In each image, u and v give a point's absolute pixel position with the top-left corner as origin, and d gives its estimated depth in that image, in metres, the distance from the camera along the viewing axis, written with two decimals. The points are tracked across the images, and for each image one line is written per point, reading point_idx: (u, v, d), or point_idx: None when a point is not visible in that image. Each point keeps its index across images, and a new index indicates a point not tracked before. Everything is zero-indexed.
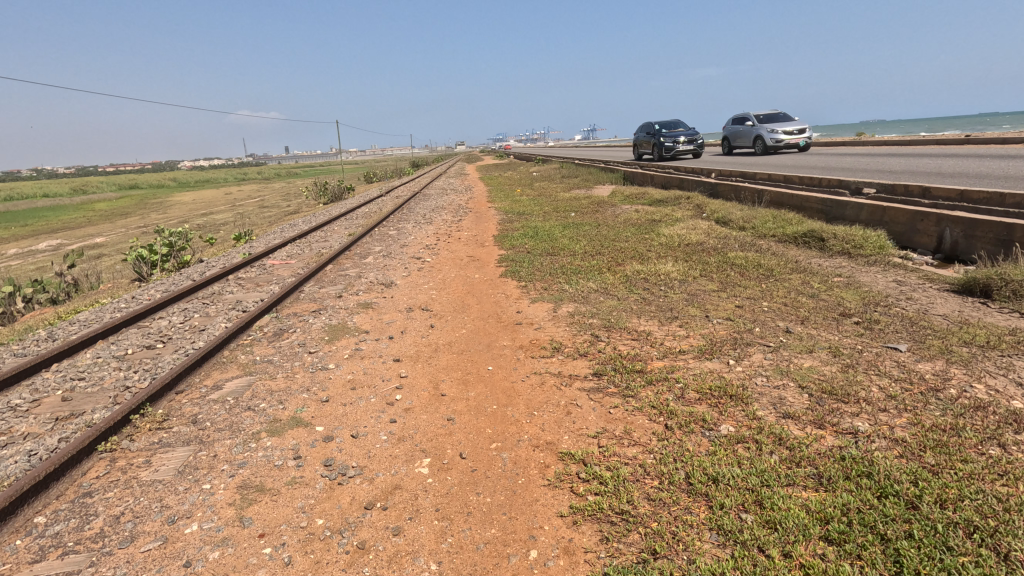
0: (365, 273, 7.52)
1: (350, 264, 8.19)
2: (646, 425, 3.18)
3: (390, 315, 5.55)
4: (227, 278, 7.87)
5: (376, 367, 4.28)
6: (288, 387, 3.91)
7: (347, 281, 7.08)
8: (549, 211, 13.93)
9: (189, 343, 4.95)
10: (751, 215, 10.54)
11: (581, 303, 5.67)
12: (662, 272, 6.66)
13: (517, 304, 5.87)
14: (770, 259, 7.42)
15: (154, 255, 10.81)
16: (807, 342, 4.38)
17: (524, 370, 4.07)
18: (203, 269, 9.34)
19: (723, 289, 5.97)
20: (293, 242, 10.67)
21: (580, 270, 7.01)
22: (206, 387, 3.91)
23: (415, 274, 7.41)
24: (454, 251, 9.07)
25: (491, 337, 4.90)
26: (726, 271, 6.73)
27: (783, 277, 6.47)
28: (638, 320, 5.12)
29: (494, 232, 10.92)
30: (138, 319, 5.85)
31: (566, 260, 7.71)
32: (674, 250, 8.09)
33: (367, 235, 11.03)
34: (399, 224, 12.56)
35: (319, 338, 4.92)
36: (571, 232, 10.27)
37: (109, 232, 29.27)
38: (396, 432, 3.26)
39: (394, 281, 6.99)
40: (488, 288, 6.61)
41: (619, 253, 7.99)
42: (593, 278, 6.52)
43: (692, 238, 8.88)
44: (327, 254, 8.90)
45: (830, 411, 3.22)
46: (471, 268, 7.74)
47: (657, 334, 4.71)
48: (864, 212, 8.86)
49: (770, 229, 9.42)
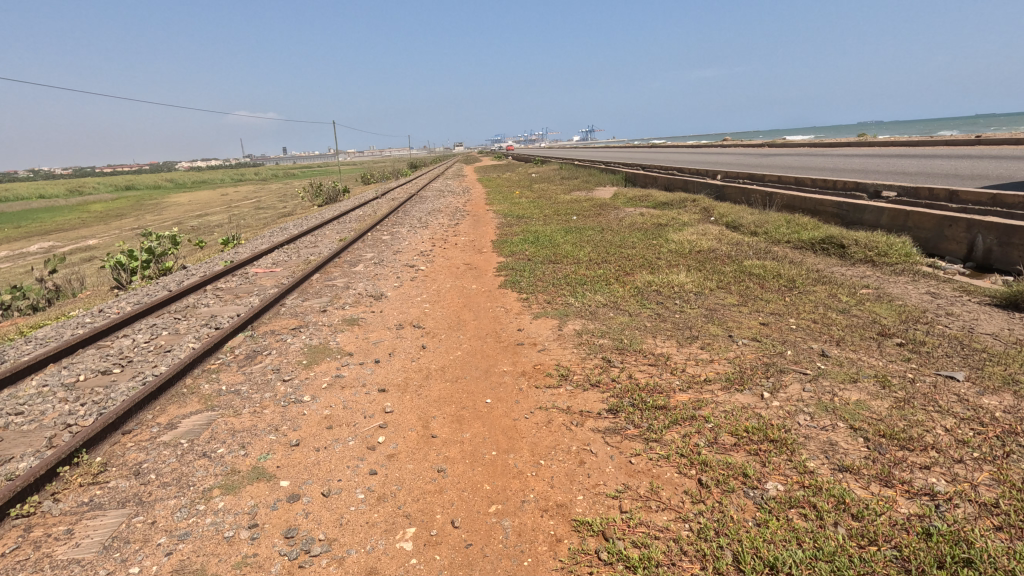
0: (354, 283, 6.99)
1: (338, 273, 7.65)
2: (676, 482, 2.65)
3: (377, 334, 5.01)
4: (205, 289, 7.31)
5: (357, 399, 3.74)
6: (253, 425, 3.36)
7: (334, 293, 6.54)
8: (550, 214, 13.43)
9: (149, 369, 4.40)
10: (763, 219, 10.03)
11: (588, 320, 5.15)
12: (675, 283, 6.13)
13: (518, 320, 5.34)
14: (790, 268, 6.90)
15: (133, 261, 10.23)
16: (849, 369, 3.85)
17: (528, 405, 3.54)
18: (183, 277, 8.76)
19: (744, 304, 5.45)
20: (280, 248, 10.11)
21: (586, 280, 6.49)
22: (156, 427, 3.35)
23: (408, 284, 6.88)
24: (450, 258, 8.54)
25: (490, 361, 4.36)
26: (744, 282, 6.22)
27: (807, 289, 5.96)
28: (654, 340, 4.59)
29: (493, 237, 10.41)
30: (99, 338, 5.29)
31: (570, 268, 7.19)
32: (685, 257, 7.58)
33: (360, 240, 10.49)
34: (394, 228, 12.04)
35: (296, 361, 4.38)
36: (574, 237, 9.75)
37: (101, 234, 28.74)
38: (375, 489, 2.72)
39: (385, 293, 6.45)
40: (486, 301, 6.07)
41: (626, 260, 7.47)
42: (601, 290, 6.00)
43: (704, 244, 8.35)
44: (314, 261, 8.35)
45: (896, 463, 2.69)
46: (469, 278, 7.20)
47: (678, 359, 4.18)
48: (885, 216, 8.37)
49: (785, 235, 8.89)
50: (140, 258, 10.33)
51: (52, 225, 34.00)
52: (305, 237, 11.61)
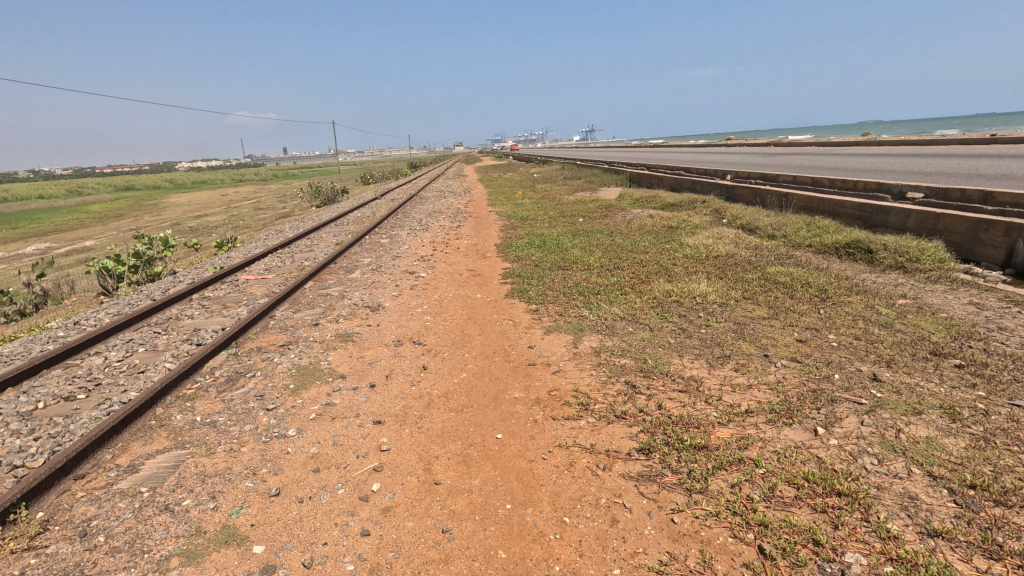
0: (351, 292, 6.52)
1: (334, 280, 7.18)
2: (733, 551, 2.18)
3: (373, 352, 4.54)
4: (191, 297, 6.84)
5: (350, 433, 3.27)
6: (228, 468, 2.89)
7: (328, 303, 6.07)
8: (555, 216, 12.98)
9: (118, 394, 3.92)
10: (780, 221, 9.57)
11: (606, 336, 4.68)
12: (697, 293, 5.67)
13: (527, 335, 4.87)
14: (817, 276, 6.44)
15: (121, 266, 9.76)
16: (909, 398, 3.37)
17: (546, 444, 3.07)
18: (170, 284, 8.29)
19: (775, 317, 4.98)
20: (274, 252, 9.64)
21: (599, 289, 6.03)
22: (115, 472, 2.88)
23: (408, 293, 6.42)
24: (452, 264, 8.07)
25: (499, 385, 3.89)
26: (771, 291, 5.76)
27: (841, 299, 5.49)
28: (682, 361, 4.12)
29: (497, 240, 9.95)
30: (69, 356, 4.82)
31: (581, 276, 6.72)
32: (703, 263, 7.12)
33: (357, 244, 10.03)
34: (394, 231, 11.59)
35: (282, 385, 3.91)
36: (583, 240, 9.28)
37: (98, 235, 28.35)
38: (368, 556, 2.26)
39: (383, 303, 5.99)
40: (492, 313, 5.60)
41: (641, 267, 7.00)
42: (616, 301, 5.53)
43: (722, 249, 7.88)
44: (309, 268, 7.88)
45: (998, 526, 2.22)
46: (472, 286, 6.74)
47: (711, 384, 3.71)
48: (913, 219, 7.90)
49: (806, 239, 8.41)
50: (128, 262, 9.86)
51: (49, 226, 33.61)
52: (301, 240, 11.14)
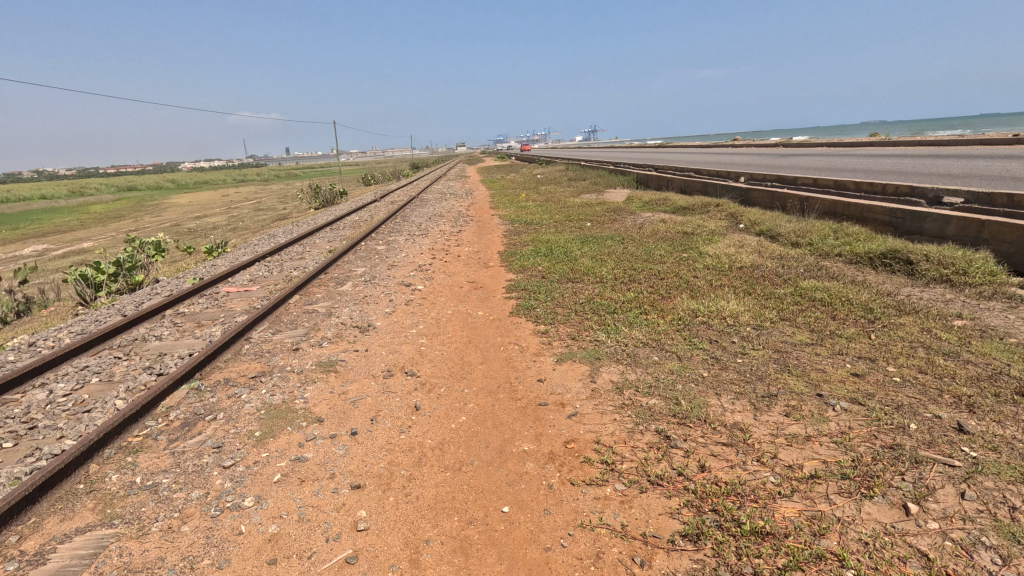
0: (339, 308, 5.90)
1: (322, 293, 6.57)
2: None
3: (358, 387, 3.92)
4: (165, 313, 6.21)
5: (322, 503, 2.64)
6: (159, 559, 2.27)
7: (313, 322, 5.44)
8: (561, 220, 12.37)
9: (51, 442, 3.29)
10: (804, 227, 8.92)
11: (628, 368, 4.04)
12: (727, 312, 5.03)
13: (536, 365, 4.23)
14: (855, 291, 5.80)
15: (99, 273, 9.14)
16: (1013, 458, 2.71)
17: (565, 526, 2.43)
18: (147, 295, 7.65)
19: (820, 343, 4.34)
20: (262, 261, 9.02)
21: (615, 308, 5.40)
22: (15, 565, 2.26)
23: (402, 310, 5.80)
24: (452, 274, 7.46)
25: (505, 433, 3.26)
26: (809, 310, 5.13)
27: (889, 319, 4.85)
28: (720, 402, 3.48)
29: (500, 248, 9.33)
30: (10, 389, 4.19)
31: (593, 290, 6.10)
32: (727, 276, 6.48)
33: (352, 251, 9.41)
34: (391, 236, 10.97)
35: (246, 433, 3.28)
36: (593, 248, 8.65)
37: (93, 237, 27.85)
38: None
39: (373, 322, 5.37)
40: (496, 335, 4.97)
41: (658, 282, 6.37)
42: (636, 322, 4.90)
43: (746, 259, 7.24)
44: (297, 279, 7.25)
45: None
46: (474, 301, 6.11)
47: (760, 435, 3.07)
48: (953, 226, 7.25)
49: (835, 248, 7.77)
50: (107, 270, 9.23)
51: (46, 227, 33.11)
52: (292, 246, 10.53)
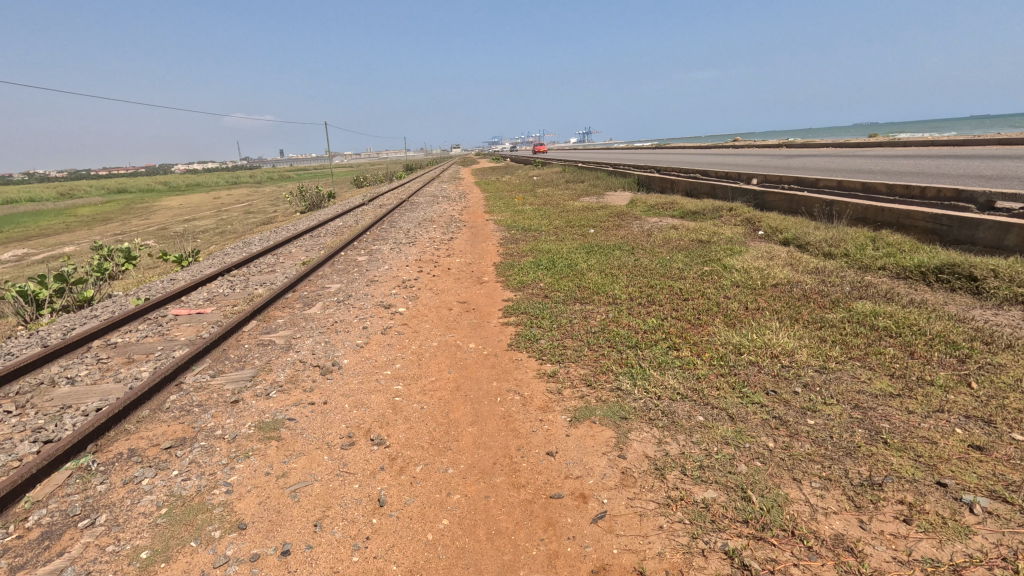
0: (301, 340, 4.88)
1: (284, 318, 5.54)
2: None
3: (306, 465, 2.90)
4: (92, 345, 5.14)
5: None
6: None
7: (265, 361, 4.40)
8: (562, 226, 11.42)
9: None
10: (836, 234, 7.96)
11: (666, 437, 3.04)
12: (778, 349, 4.04)
13: (544, 428, 3.22)
14: (921, 316, 4.82)
15: (42, 289, 8.05)
16: None
17: None
18: (84, 315, 6.56)
19: (910, 395, 3.36)
20: (226, 275, 7.97)
21: (637, 341, 4.40)
22: None
23: (377, 342, 4.79)
24: (441, 293, 6.46)
25: (507, 557, 2.24)
26: (877, 344, 4.14)
27: (981, 356, 3.86)
28: (804, 498, 2.48)
29: (496, 259, 8.36)
30: None
31: (608, 316, 5.11)
32: (762, 297, 5.52)
33: (329, 264, 8.37)
34: (376, 245, 9.97)
35: (129, 553, 2.26)
36: (600, 260, 7.65)
37: (72, 241, 26.74)
38: None
39: (339, 361, 4.35)
40: (490, 379, 3.96)
41: (683, 305, 5.38)
42: (667, 362, 3.91)
43: (779, 274, 6.29)
44: (259, 299, 6.20)
45: None
46: (464, 329, 5.11)
47: (882, 565, 2.07)
48: (1015, 234, 6.29)
49: (877, 261, 6.82)
50: (51, 286, 8.13)
51: (27, 229, 31.94)
52: (265, 256, 9.49)
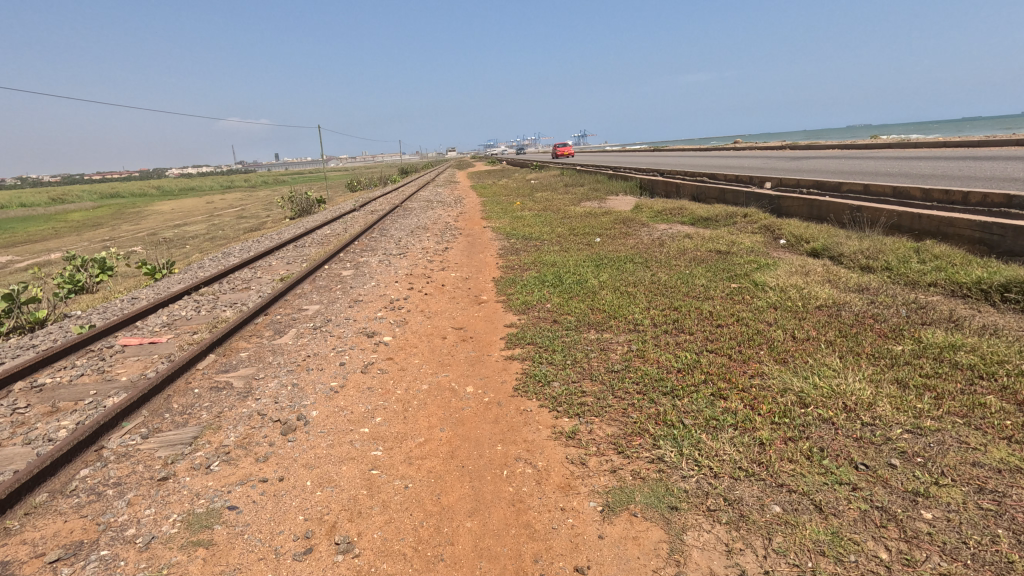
0: (263, 382, 4.05)
1: (248, 352, 4.70)
2: None
3: None
4: (15, 387, 4.28)
5: None
6: None
7: (214, 414, 3.57)
8: (565, 234, 10.62)
9: None
10: (873, 245, 7.18)
11: (737, 543, 2.23)
12: (852, 399, 3.23)
13: (569, 526, 2.40)
14: (1008, 347, 4.00)
15: None
16: None
17: None
18: (21, 344, 5.67)
19: None
20: (194, 293, 7.11)
21: (674, 387, 3.59)
22: None
23: (355, 385, 3.96)
24: (433, 316, 5.63)
25: None
26: (971, 390, 3.34)
27: None
28: None
29: (495, 273, 7.55)
30: None
31: (632, 350, 4.29)
32: (809, 324, 4.72)
33: (309, 280, 7.54)
34: (364, 256, 9.14)
35: None
36: (612, 275, 6.84)
37: (51, 247, 25.72)
38: None
39: (305, 414, 3.52)
40: (493, 443, 3.14)
41: (718, 334, 4.58)
42: (718, 420, 3.09)
43: (820, 293, 5.50)
44: (224, 326, 5.36)
45: None
46: (460, 367, 4.29)
47: None
48: None
49: (926, 276, 6.03)
50: None
51: (10, 236, 30.98)
52: (241, 270, 8.64)
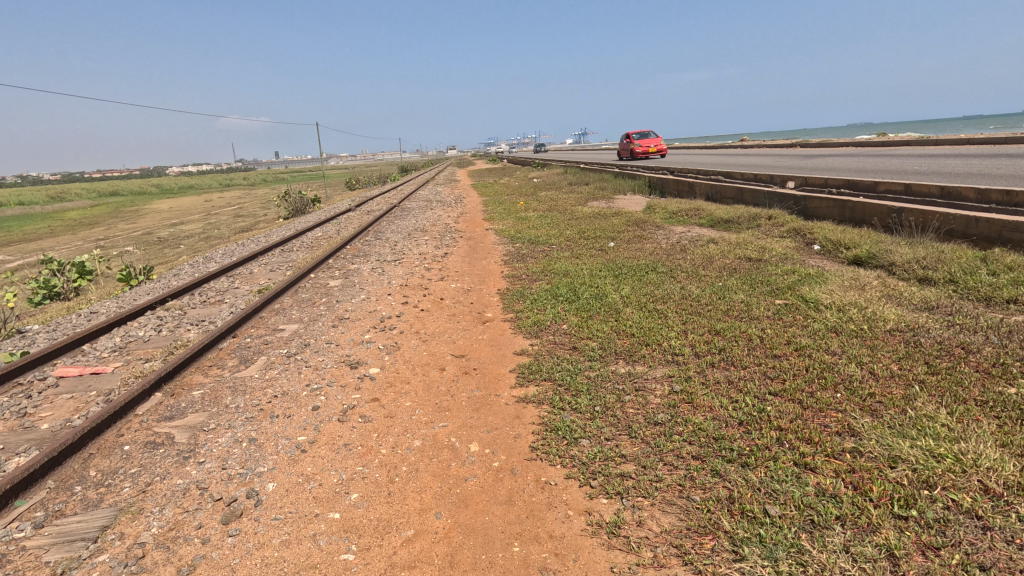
0: (212, 435, 3.19)
1: (203, 390, 3.84)
2: None
3: None
4: None
5: None
6: None
7: (138, 487, 2.71)
8: (575, 238, 9.76)
9: None
10: (929, 253, 6.31)
11: None
12: (996, 475, 2.37)
13: None
14: None
15: None
16: None
17: None
18: None
19: None
20: (158, 308, 6.25)
21: (744, 454, 2.72)
22: None
23: (327, 442, 3.10)
24: (429, 340, 4.77)
25: None
26: None
27: None
28: None
29: (500, 284, 6.69)
30: None
31: (677, 394, 3.43)
32: (889, 356, 3.85)
33: (291, 291, 6.69)
34: (355, 263, 8.29)
35: None
36: (634, 288, 5.99)
37: (37, 247, 24.81)
38: None
39: (258, 489, 2.66)
40: (508, 542, 2.29)
41: (780, 368, 3.72)
42: (821, 515, 2.23)
43: (886, 312, 4.65)
44: (179, 353, 4.49)
45: None
46: (462, 413, 3.43)
47: None
48: None
49: (1006, 289, 5.16)
50: None
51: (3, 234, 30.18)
52: (219, 279, 7.80)
